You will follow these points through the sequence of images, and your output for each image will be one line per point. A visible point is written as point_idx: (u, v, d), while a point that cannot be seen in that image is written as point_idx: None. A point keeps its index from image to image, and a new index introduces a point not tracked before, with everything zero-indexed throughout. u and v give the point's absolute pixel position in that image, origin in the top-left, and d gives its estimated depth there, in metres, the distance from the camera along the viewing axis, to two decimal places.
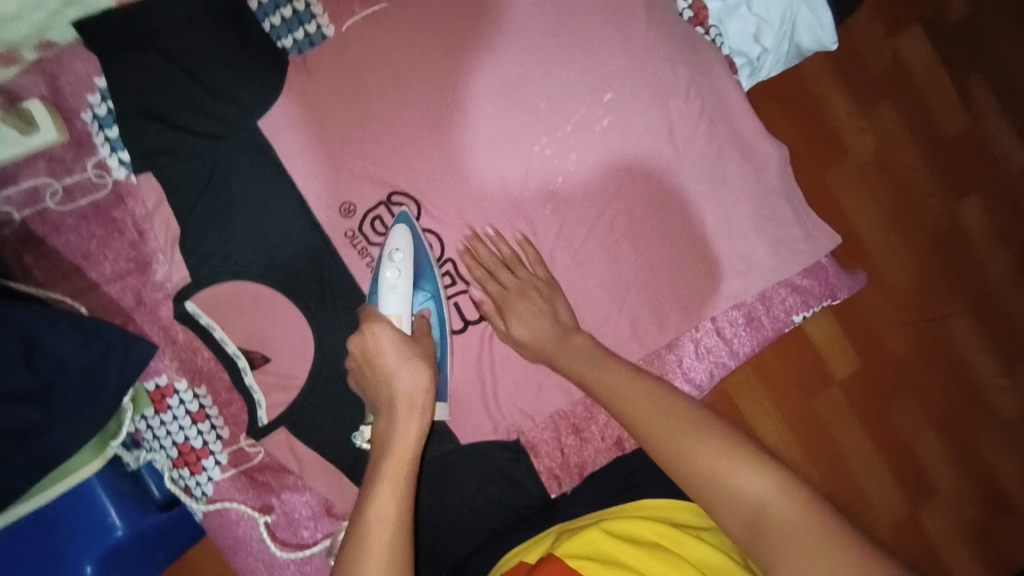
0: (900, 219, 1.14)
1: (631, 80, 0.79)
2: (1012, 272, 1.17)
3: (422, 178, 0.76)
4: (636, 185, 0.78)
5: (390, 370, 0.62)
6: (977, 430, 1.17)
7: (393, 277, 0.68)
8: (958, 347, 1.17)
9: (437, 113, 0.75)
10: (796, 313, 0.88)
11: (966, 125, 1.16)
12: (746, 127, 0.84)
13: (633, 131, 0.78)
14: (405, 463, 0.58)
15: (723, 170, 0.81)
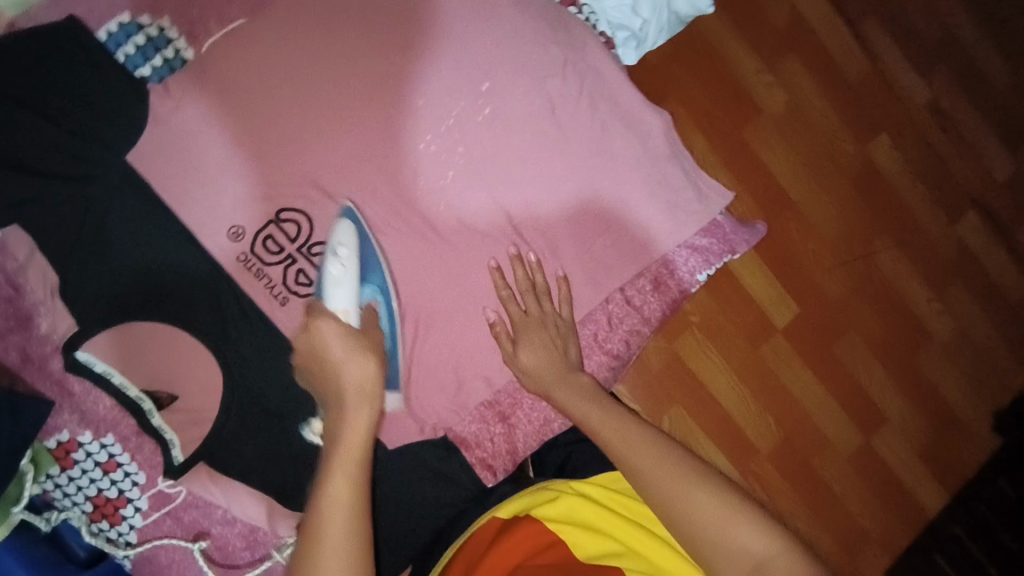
0: (815, 166, 1.17)
1: (503, 63, 0.78)
2: (932, 200, 1.21)
3: (306, 188, 0.73)
4: (520, 163, 0.78)
5: (337, 363, 0.70)
6: (918, 351, 1.21)
7: (337, 272, 0.72)
8: (886, 278, 1.20)
9: (313, 118, 0.73)
10: (699, 273, 0.93)
11: (867, 67, 1.20)
12: (626, 97, 0.86)
13: (512, 110, 0.78)
14: (355, 457, 0.66)
15: (605, 139, 0.82)
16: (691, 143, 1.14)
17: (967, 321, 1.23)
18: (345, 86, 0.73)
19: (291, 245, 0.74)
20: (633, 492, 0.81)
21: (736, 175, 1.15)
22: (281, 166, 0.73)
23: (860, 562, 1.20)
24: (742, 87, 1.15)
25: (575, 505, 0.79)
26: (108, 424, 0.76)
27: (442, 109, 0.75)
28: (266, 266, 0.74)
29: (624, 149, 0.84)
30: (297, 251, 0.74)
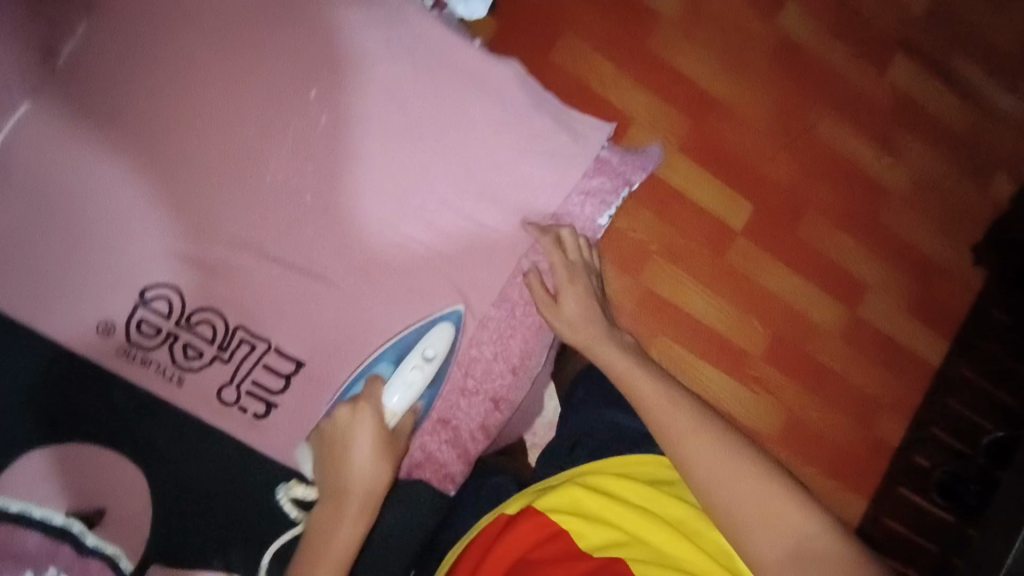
0: (730, 57, 1.13)
1: (341, 75, 0.86)
2: (856, 55, 1.17)
3: (220, 241, 0.83)
4: (386, 157, 0.88)
5: (358, 460, 0.82)
6: (881, 211, 1.20)
7: (416, 377, 0.86)
8: (831, 148, 1.17)
9: (196, 178, 0.83)
10: (598, 217, 0.97)
11: None
12: (470, 60, 0.91)
13: (362, 112, 0.87)
14: (339, 559, 0.77)
15: (460, 109, 0.90)
16: (598, 70, 1.08)
17: (921, 164, 1.20)
18: (212, 138, 0.83)
19: (167, 323, 0.83)
20: (646, 476, 0.78)
21: (652, 91, 1.10)
22: (187, 229, 0.83)
23: (880, 429, 1.20)
24: None
25: (581, 497, 0.76)
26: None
27: (307, 140, 0.85)
28: (149, 351, 0.83)
29: (480, 107, 0.91)
30: (178, 327, 0.83)
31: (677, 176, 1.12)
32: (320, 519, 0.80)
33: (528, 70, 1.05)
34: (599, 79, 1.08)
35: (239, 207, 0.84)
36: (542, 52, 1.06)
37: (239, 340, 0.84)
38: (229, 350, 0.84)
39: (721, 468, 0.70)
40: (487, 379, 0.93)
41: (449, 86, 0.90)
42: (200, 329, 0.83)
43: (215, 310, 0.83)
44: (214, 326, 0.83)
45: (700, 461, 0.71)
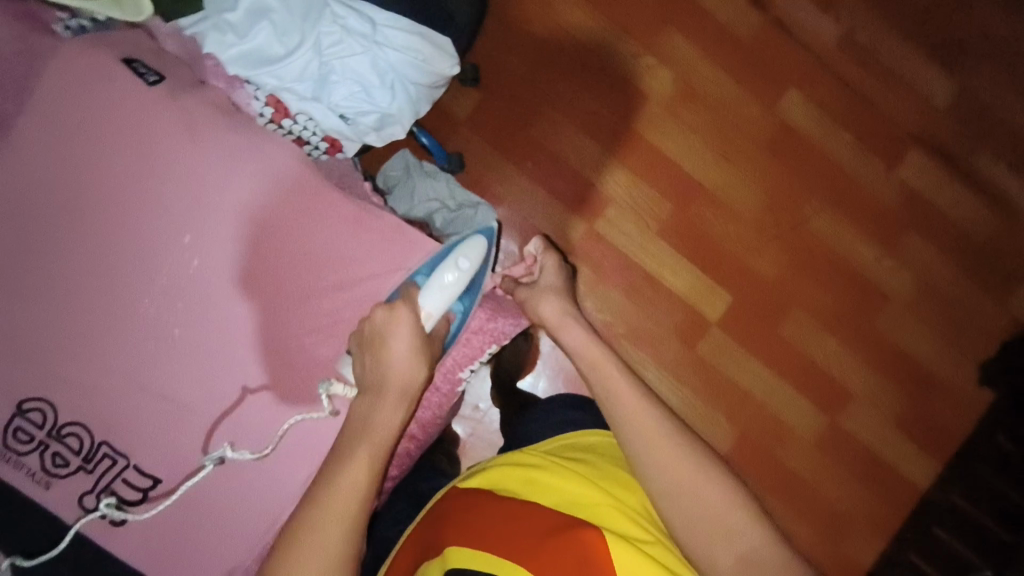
0: (724, 145, 1.08)
1: (195, 210, 0.75)
2: (864, 149, 1.10)
3: (55, 373, 0.74)
4: (233, 298, 0.76)
5: (393, 355, 0.69)
6: (877, 315, 1.12)
7: (451, 283, 0.73)
8: (826, 243, 1.11)
9: (32, 310, 0.74)
10: (461, 371, 0.86)
11: (760, 21, 1.08)
12: (334, 203, 0.78)
13: (207, 250, 0.75)
14: (382, 447, 0.67)
15: (318, 251, 0.77)
16: (578, 147, 1.07)
17: (927, 270, 1.12)
18: (59, 266, 0.74)
19: (39, 432, 0.73)
20: (572, 453, 0.73)
21: (632, 170, 1.08)
22: (30, 357, 0.73)
23: (848, 544, 1.12)
24: (624, 78, 1.07)
25: (508, 472, 0.70)
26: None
27: (151, 276, 0.75)
28: (20, 456, 0.73)
29: (340, 256, 0.77)
30: (47, 437, 0.73)
31: (651, 260, 1.09)
32: (355, 417, 0.69)
33: (507, 148, 1.06)
34: (578, 156, 1.07)
35: (81, 336, 0.74)
36: (521, 126, 1.06)
37: (102, 455, 0.74)
38: (91, 462, 0.74)
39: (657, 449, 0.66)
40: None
41: (318, 230, 0.77)
42: (68, 440, 0.74)
43: (77, 424, 0.73)
44: (79, 438, 0.74)
45: (642, 441, 0.67)
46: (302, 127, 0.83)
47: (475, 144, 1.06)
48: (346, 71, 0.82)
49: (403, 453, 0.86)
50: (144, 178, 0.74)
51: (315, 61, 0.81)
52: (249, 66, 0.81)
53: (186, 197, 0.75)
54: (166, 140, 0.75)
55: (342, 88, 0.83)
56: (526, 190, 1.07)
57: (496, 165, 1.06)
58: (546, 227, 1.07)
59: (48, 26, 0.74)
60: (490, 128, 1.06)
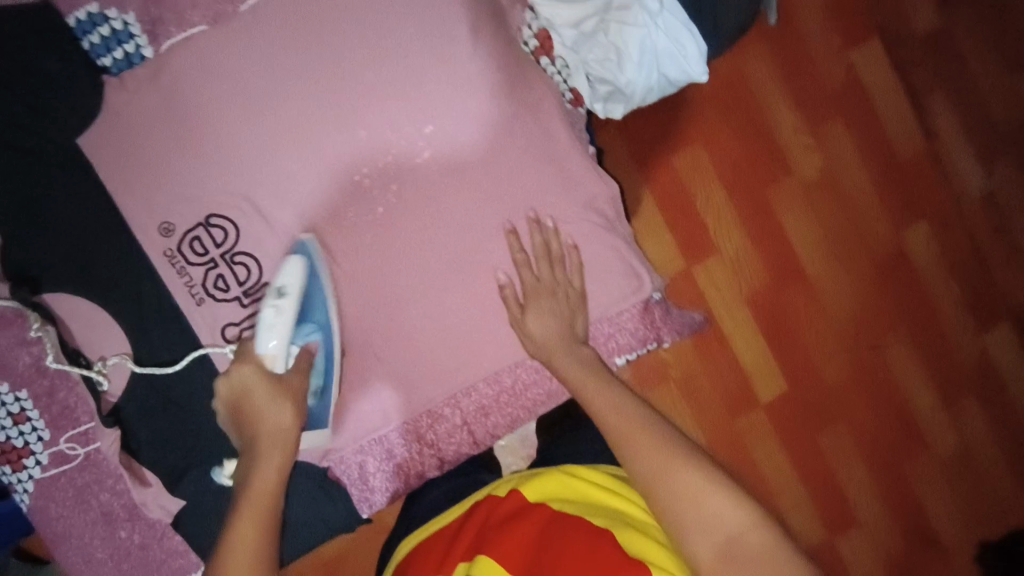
0: (843, 247, 1.10)
1: (450, 104, 0.64)
2: (962, 302, 1.13)
3: (227, 208, 0.64)
4: (432, 203, 0.65)
5: (258, 407, 0.58)
6: (908, 460, 1.14)
7: (275, 317, 0.58)
8: (893, 376, 1.13)
9: (238, 134, 0.63)
10: (619, 356, 0.75)
11: (922, 146, 1.10)
12: (576, 168, 0.69)
13: (446, 147, 0.64)
14: (263, 507, 0.57)
15: (544, 194, 0.67)
16: (709, 190, 1.08)
17: (971, 438, 1.15)
18: (284, 98, 0.63)
19: (215, 250, 0.66)
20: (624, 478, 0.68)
21: (750, 232, 1.09)
22: (212, 178, 0.64)
23: None
24: (781, 144, 1.08)
25: (558, 484, 0.66)
26: (25, 378, 0.67)
27: (378, 148, 0.64)
28: (188, 266, 0.66)
29: (560, 215, 0.69)
30: (220, 256, 0.66)
31: (731, 322, 1.10)
32: (239, 476, 0.59)
33: (646, 164, 1.07)
34: (707, 200, 1.08)
35: (285, 176, 0.64)
36: (667, 149, 1.07)
37: (262, 295, 0.66)
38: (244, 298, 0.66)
39: (659, 468, 0.57)
40: (447, 436, 0.73)
41: (531, 189, 0.67)
42: (237, 268, 0.66)
43: (252, 254, 0.66)
44: (246, 270, 0.66)
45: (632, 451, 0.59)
46: (555, 70, 0.77)
47: (617, 150, 1.06)
48: (617, 34, 0.74)
49: (531, 407, 0.74)
50: (418, 47, 0.63)
51: (597, 14, 0.75)
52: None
53: (445, 90, 0.63)
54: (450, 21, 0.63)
55: (598, 49, 0.76)
56: (649, 211, 1.08)
57: (629, 175, 1.07)
58: (649, 252, 1.08)
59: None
60: (641, 138, 1.07)
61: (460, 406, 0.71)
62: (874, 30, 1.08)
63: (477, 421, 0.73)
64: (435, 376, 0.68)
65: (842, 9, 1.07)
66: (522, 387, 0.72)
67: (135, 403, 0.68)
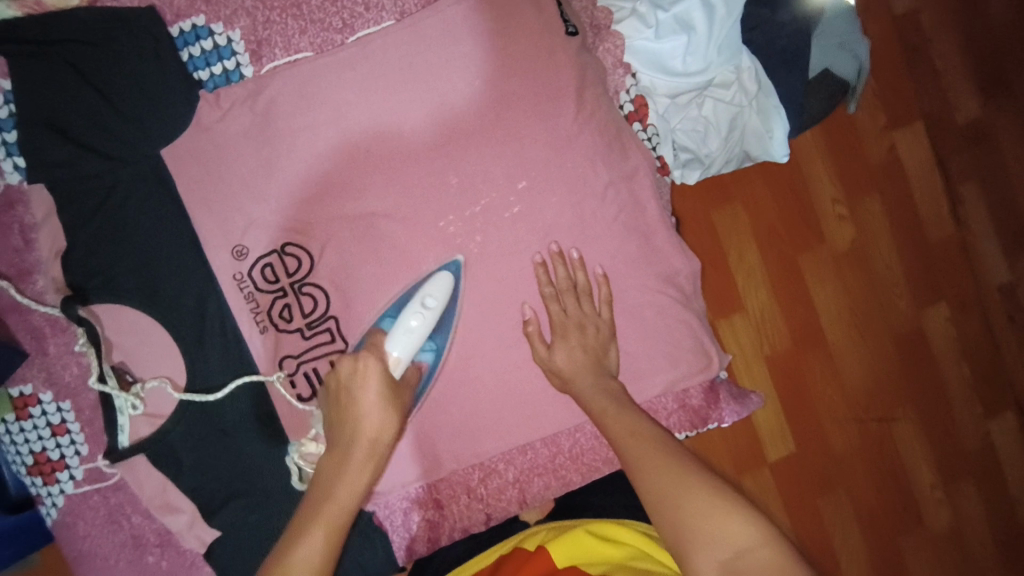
0: (865, 320, 1.12)
1: (545, 165, 0.66)
2: (971, 387, 1.15)
3: (304, 234, 0.67)
4: (512, 259, 0.67)
5: (363, 404, 0.59)
6: (902, 536, 1.15)
7: (417, 325, 0.62)
8: (898, 451, 1.14)
9: (332, 166, 0.66)
10: (679, 432, 0.77)
11: (952, 231, 1.12)
12: (662, 243, 0.72)
13: (536, 205, 0.66)
14: (337, 521, 0.54)
15: (619, 262, 0.69)
16: (742, 248, 1.08)
17: (968, 520, 1.16)
18: (379, 134, 0.65)
19: (286, 278, 0.68)
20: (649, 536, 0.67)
21: (777, 296, 1.10)
22: (299, 204, 0.67)
23: None
24: (817, 212, 1.09)
25: (583, 544, 0.66)
26: (69, 391, 0.71)
27: (471, 196, 0.65)
28: (257, 291, 0.68)
29: (639, 285, 0.70)
30: (289, 285, 0.68)
31: (750, 382, 1.10)
32: (323, 475, 0.57)
33: (684, 217, 1.08)
34: (738, 257, 1.09)
35: (373, 210, 0.65)
36: (707, 205, 1.08)
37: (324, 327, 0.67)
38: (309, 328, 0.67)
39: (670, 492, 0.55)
40: (497, 492, 0.74)
41: (607, 254, 0.69)
42: (303, 299, 0.67)
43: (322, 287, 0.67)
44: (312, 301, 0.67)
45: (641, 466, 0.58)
46: (647, 137, 0.77)
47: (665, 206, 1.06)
48: (709, 109, 0.78)
49: (584, 469, 0.75)
50: (516, 103, 0.65)
51: (694, 90, 0.77)
52: (644, 62, 0.76)
53: (538, 148, 0.66)
54: (549, 85, 0.66)
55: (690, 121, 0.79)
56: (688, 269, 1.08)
57: None
58: None
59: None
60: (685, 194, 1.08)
61: (514, 462, 0.73)
62: (918, 114, 1.10)
63: (529, 479, 0.74)
64: (490, 429, 0.70)
65: (891, 90, 1.10)
66: (577, 450, 0.74)
67: (180, 429, 0.69)
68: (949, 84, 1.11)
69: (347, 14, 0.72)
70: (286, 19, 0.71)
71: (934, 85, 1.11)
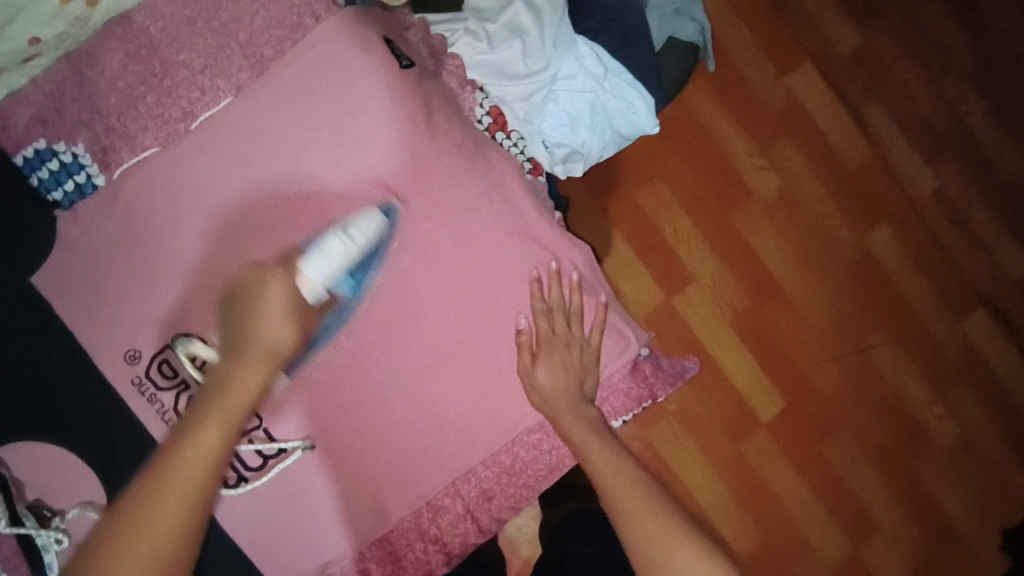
0: (812, 257, 1.13)
1: (412, 197, 0.69)
2: (935, 295, 1.15)
3: (193, 323, 0.68)
4: (409, 292, 0.69)
5: (264, 316, 0.58)
6: (916, 458, 1.13)
7: (337, 252, 0.62)
8: (887, 376, 1.14)
9: (206, 248, 0.69)
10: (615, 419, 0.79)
11: (867, 153, 1.15)
12: (546, 236, 0.73)
13: (413, 235, 0.69)
14: (235, 412, 0.56)
15: (512, 267, 0.71)
16: (674, 221, 1.10)
17: (973, 427, 1.14)
18: (242, 209, 0.69)
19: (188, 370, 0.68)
20: None
21: (721, 257, 1.11)
22: (186, 290, 0.68)
23: None
24: (736, 168, 1.12)
25: None
26: None
27: None
28: (160, 390, 0.69)
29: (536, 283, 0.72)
30: (190, 376, 0.68)
31: (715, 344, 1.11)
32: (216, 376, 0.57)
33: (602, 205, 1.10)
34: (674, 232, 1.10)
35: (254, 282, 0.68)
36: (630, 189, 1.10)
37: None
38: None
39: (638, 517, 0.62)
40: (450, 529, 0.74)
41: (499, 263, 0.71)
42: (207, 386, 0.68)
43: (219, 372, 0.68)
44: None
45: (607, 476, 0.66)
46: (512, 143, 0.80)
47: (581, 197, 1.09)
48: (566, 102, 0.82)
49: (535, 484, 0.76)
50: (360, 144, 0.68)
51: (545, 89, 0.80)
52: (487, 74, 0.79)
53: (396, 181, 0.69)
54: (398, 119, 0.68)
55: (553, 120, 0.82)
56: (618, 253, 1.10)
57: (593, 218, 1.09)
58: (624, 287, 1.10)
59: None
60: (599, 184, 1.10)
61: (461, 494, 0.73)
62: (803, 55, 1.14)
63: (479, 508, 0.75)
64: (428, 462, 0.71)
65: (769, 39, 1.13)
66: (519, 465, 0.75)
67: None
68: (824, 20, 1.15)
69: (185, 101, 0.72)
70: (128, 121, 0.71)
71: (811, 24, 1.15)
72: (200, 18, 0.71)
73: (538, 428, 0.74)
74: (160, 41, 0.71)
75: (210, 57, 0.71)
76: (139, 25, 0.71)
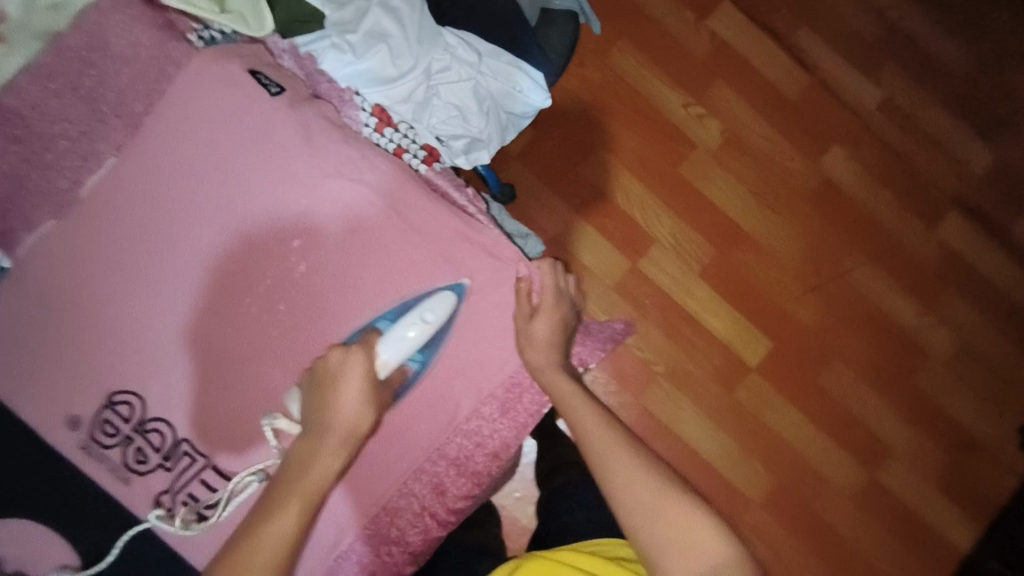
0: (770, 190, 1.12)
1: (311, 222, 0.76)
2: (903, 206, 1.13)
3: (138, 379, 0.74)
4: (326, 312, 0.75)
5: (343, 401, 0.65)
6: (917, 372, 1.12)
7: (414, 337, 0.69)
8: (868, 292, 1.12)
9: (124, 304, 0.75)
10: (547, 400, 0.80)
11: (805, 78, 1.14)
12: (444, 226, 0.78)
13: (314, 254, 0.76)
14: (314, 495, 0.61)
15: (423, 268, 0.77)
16: (623, 185, 1.10)
17: (967, 331, 1.12)
18: (153, 262, 0.75)
19: (126, 426, 0.74)
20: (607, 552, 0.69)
21: (677, 212, 1.11)
22: (117, 345, 0.74)
23: None
24: (672, 120, 1.11)
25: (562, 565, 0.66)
26: None
27: (259, 271, 0.75)
28: (106, 449, 0.74)
29: (439, 271, 0.77)
30: (132, 430, 0.74)
31: (685, 295, 1.10)
32: (297, 456, 0.63)
33: (549, 183, 1.09)
34: (624, 195, 1.10)
35: (185, 328, 0.75)
36: (574, 163, 1.10)
37: (181, 453, 0.74)
38: (168, 463, 0.74)
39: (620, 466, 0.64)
40: (410, 529, 0.78)
41: (408, 260, 0.77)
42: (151, 436, 0.74)
43: (163, 419, 0.74)
44: (162, 435, 0.74)
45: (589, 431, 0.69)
46: (401, 135, 0.82)
47: (527, 179, 1.09)
48: (448, 94, 0.83)
49: (485, 471, 0.80)
50: (247, 179, 0.76)
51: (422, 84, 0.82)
52: (359, 82, 0.82)
53: (289, 206, 0.76)
54: (280, 147, 0.76)
55: (441, 111, 0.84)
56: (572, 227, 1.09)
57: (544, 199, 1.09)
58: (589, 260, 1.09)
59: (182, 33, 0.78)
60: (541, 164, 1.10)
61: (415, 493, 0.78)
62: None
63: (434, 503, 0.78)
64: (372, 469, 0.77)
65: None
66: (465, 456, 0.79)
67: None
68: None
69: (73, 173, 0.76)
70: (19, 201, 0.76)
71: None
72: (67, 91, 0.76)
73: (474, 414, 0.78)
74: (32, 117, 0.76)
75: (85, 125, 0.76)
76: (5, 105, 0.75)
